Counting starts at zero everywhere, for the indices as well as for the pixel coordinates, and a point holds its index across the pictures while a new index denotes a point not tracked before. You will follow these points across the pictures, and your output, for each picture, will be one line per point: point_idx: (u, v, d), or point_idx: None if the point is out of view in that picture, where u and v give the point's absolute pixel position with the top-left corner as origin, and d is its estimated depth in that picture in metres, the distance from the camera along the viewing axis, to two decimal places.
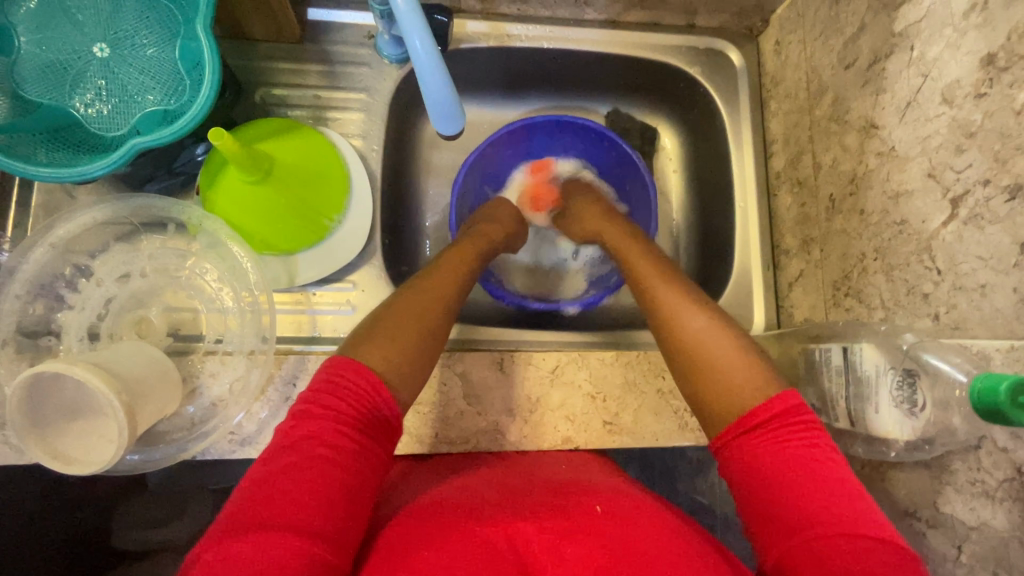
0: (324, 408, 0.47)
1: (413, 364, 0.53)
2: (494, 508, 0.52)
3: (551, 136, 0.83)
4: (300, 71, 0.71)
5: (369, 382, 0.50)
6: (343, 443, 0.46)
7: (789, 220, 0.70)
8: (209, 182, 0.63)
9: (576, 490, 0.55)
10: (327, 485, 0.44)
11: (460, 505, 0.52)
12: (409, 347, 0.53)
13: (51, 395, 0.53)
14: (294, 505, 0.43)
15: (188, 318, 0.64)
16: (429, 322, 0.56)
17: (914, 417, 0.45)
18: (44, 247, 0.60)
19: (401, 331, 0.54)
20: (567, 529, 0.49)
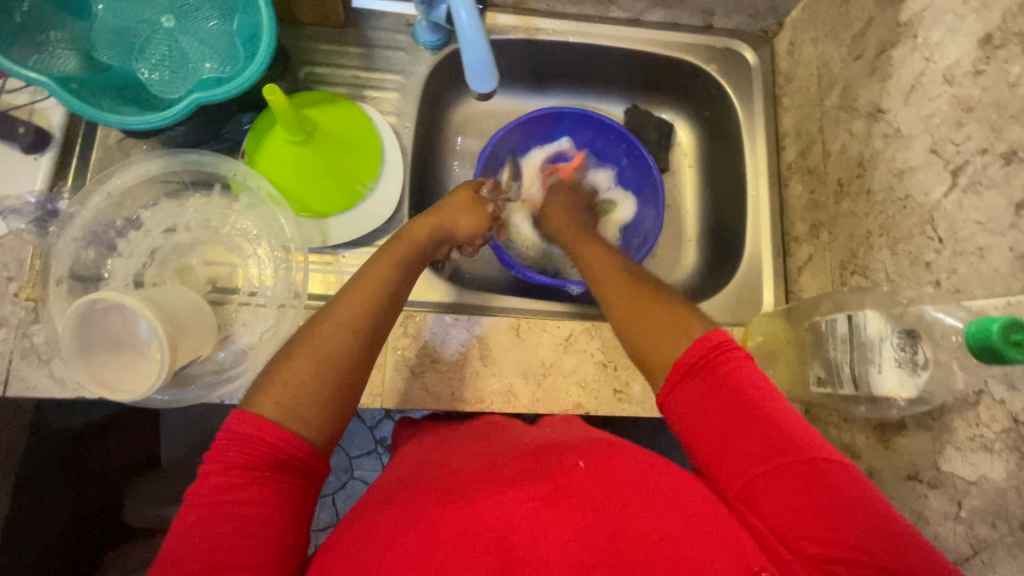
0: (223, 467, 0.44)
1: (325, 399, 0.49)
2: (435, 495, 0.46)
3: (575, 130, 0.87)
4: (342, 53, 0.77)
5: (264, 433, 0.46)
6: (240, 492, 0.43)
7: (798, 207, 0.73)
8: (254, 144, 0.68)
9: (556, 450, 0.49)
10: (243, 530, 0.42)
11: (401, 496, 0.47)
12: (307, 383, 0.49)
13: (100, 326, 0.57)
14: (221, 550, 0.41)
15: (226, 272, 0.68)
16: (334, 357, 0.51)
17: (915, 375, 0.47)
18: (101, 196, 0.66)
19: (302, 365, 0.50)
20: (546, 495, 0.43)
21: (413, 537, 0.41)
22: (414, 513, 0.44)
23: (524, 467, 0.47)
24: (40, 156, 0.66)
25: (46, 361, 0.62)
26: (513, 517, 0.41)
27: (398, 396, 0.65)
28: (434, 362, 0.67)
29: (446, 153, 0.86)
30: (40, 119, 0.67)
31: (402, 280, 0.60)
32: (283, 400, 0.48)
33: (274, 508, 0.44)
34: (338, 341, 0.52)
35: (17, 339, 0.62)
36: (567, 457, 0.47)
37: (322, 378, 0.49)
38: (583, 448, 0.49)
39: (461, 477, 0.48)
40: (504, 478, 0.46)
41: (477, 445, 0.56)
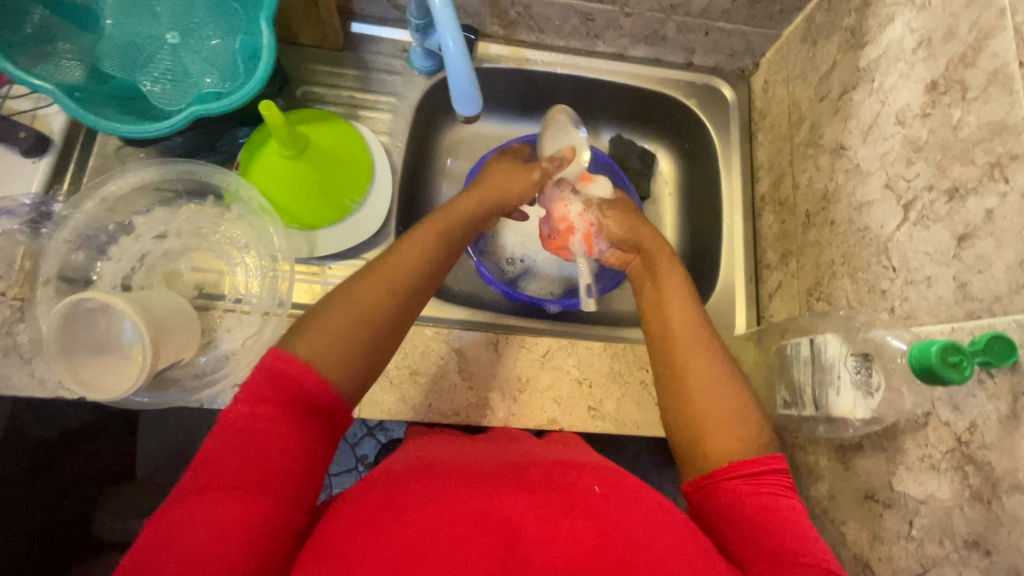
0: (255, 398, 0.46)
1: (361, 352, 0.51)
2: (461, 478, 0.49)
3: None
4: (339, 74, 0.80)
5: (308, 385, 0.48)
6: (270, 424, 0.46)
7: (771, 236, 0.77)
8: (249, 157, 0.71)
9: (577, 470, 0.52)
10: (267, 459, 0.45)
11: (425, 476, 0.49)
12: (344, 334, 0.50)
13: (84, 326, 0.58)
14: (238, 473, 0.44)
15: (213, 278, 0.69)
16: (375, 316, 0.52)
17: (869, 397, 0.49)
18: (94, 201, 0.68)
19: (340, 316, 0.51)
20: (564, 504, 0.46)
21: (440, 509, 0.44)
22: (444, 487, 0.47)
23: (551, 478, 0.50)
24: (38, 161, 0.68)
25: (28, 359, 0.64)
26: (531, 512, 0.44)
27: (376, 406, 0.67)
28: (413, 374, 0.68)
29: (435, 172, 0.89)
30: (41, 124, 0.69)
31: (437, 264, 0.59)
32: (325, 350, 0.49)
33: (297, 457, 0.46)
34: (377, 303, 0.53)
35: (1, 338, 0.64)
36: (586, 481, 0.49)
37: (360, 335, 0.51)
38: (602, 473, 0.52)
39: (488, 467, 0.51)
40: (530, 479, 0.49)
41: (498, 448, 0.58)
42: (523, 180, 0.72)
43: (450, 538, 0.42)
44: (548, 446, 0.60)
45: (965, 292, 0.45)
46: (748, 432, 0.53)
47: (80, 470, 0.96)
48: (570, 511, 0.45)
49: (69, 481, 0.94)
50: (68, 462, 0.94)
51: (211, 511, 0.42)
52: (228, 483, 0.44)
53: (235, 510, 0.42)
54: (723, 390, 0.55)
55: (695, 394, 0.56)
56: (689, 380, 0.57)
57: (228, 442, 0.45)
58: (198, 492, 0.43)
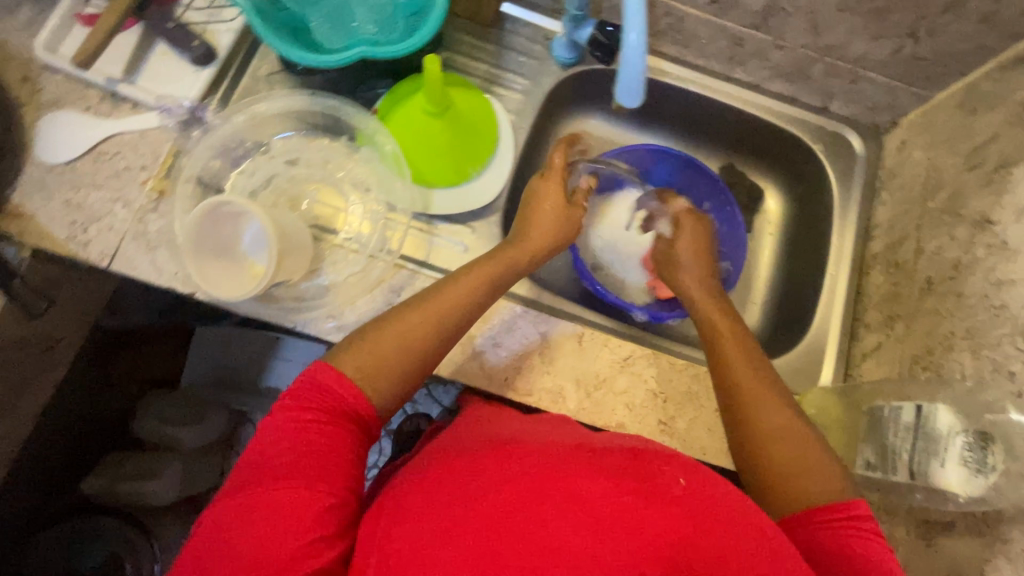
0: (298, 401, 0.51)
1: (397, 377, 0.55)
2: (541, 452, 0.49)
3: (673, 175, 0.91)
4: (480, 47, 0.82)
5: (343, 398, 0.52)
6: (317, 426, 0.50)
7: (876, 296, 0.75)
8: (390, 104, 0.74)
9: (657, 456, 0.49)
10: (316, 454, 0.48)
11: (504, 450, 0.50)
12: (382, 356, 0.54)
13: (216, 228, 0.62)
14: (292, 464, 0.48)
15: (329, 212, 0.72)
16: (414, 343, 0.56)
17: (981, 476, 0.48)
18: (243, 115, 0.72)
19: (384, 343, 0.55)
20: (647, 494, 0.44)
21: (508, 497, 0.44)
22: (525, 463, 0.47)
23: (630, 463, 0.47)
24: (201, 70, 0.73)
25: (154, 247, 0.69)
26: (614, 499, 0.43)
27: (456, 368, 0.68)
28: (496, 346, 0.69)
29: (546, 161, 0.91)
30: (211, 38, 0.74)
31: (489, 293, 0.62)
32: (363, 369, 0.53)
33: (338, 451, 0.49)
34: (416, 328, 0.57)
35: (134, 223, 0.69)
36: (669, 471, 0.47)
37: (397, 361, 0.55)
38: (682, 463, 0.48)
39: (561, 444, 0.51)
40: (603, 458, 0.47)
41: (567, 430, 0.57)
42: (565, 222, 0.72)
43: (539, 518, 0.42)
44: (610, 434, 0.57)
45: None
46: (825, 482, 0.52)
47: (124, 372, 1.11)
48: (651, 504, 0.43)
49: None
50: (130, 356, 1.11)
51: (267, 499, 0.46)
52: (284, 475, 0.47)
53: (296, 498, 0.46)
54: (797, 442, 0.55)
55: (763, 449, 0.55)
56: (755, 433, 0.56)
57: (278, 443, 0.49)
58: (253, 487, 0.47)
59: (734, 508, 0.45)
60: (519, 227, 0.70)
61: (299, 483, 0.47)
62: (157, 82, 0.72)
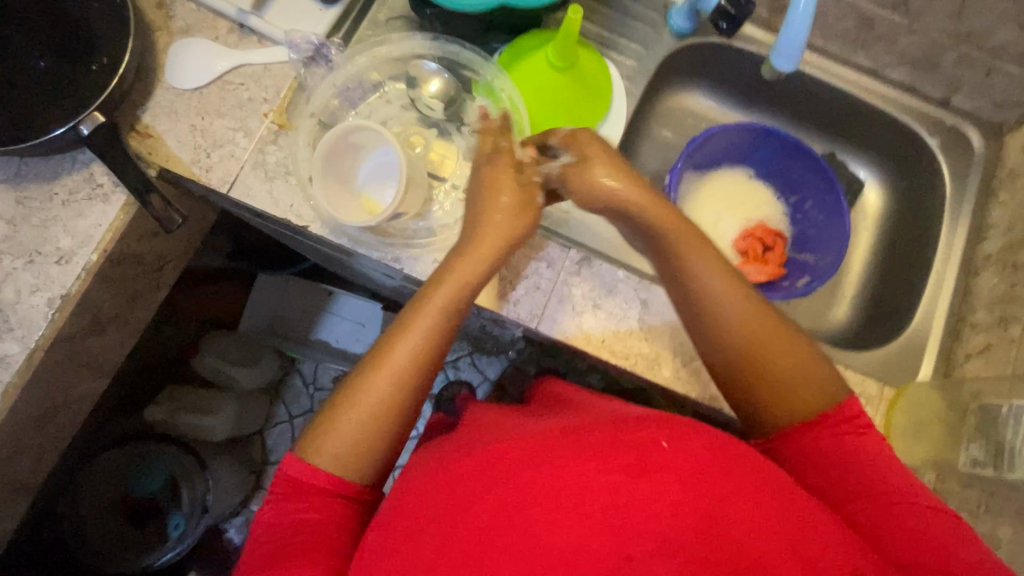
0: (276, 499, 0.53)
1: (368, 445, 0.54)
2: (518, 449, 0.49)
3: (782, 153, 0.87)
4: (596, 8, 0.81)
5: (323, 482, 0.53)
6: (303, 507, 0.53)
7: (986, 297, 0.73)
8: (510, 57, 0.74)
9: (635, 422, 0.49)
10: (310, 533, 0.51)
11: (483, 453, 0.50)
12: (350, 435, 0.54)
13: (339, 157, 0.66)
14: (292, 545, 0.50)
15: (440, 160, 0.73)
16: (377, 407, 0.55)
17: None
18: (367, 55, 0.74)
19: (347, 421, 0.54)
20: (631, 466, 0.44)
21: (491, 502, 0.45)
22: (502, 467, 0.47)
23: (605, 438, 0.47)
24: (328, 9, 0.74)
25: (273, 177, 0.70)
26: (597, 483, 0.44)
27: (555, 324, 0.69)
28: (596, 308, 0.69)
29: (643, 133, 0.91)
30: None
31: (446, 326, 0.59)
32: (340, 455, 0.54)
33: (329, 518, 0.52)
34: (375, 401, 0.55)
35: (254, 152, 0.70)
36: (650, 434, 0.47)
37: (367, 430, 0.54)
38: (662, 422, 0.49)
39: (538, 435, 0.51)
40: (580, 442, 0.47)
41: (553, 418, 0.57)
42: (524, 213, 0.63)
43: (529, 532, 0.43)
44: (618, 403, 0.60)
45: None
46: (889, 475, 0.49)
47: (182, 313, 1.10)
48: (634, 475, 0.44)
49: (184, 308, 1.10)
50: (187, 296, 1.09)
51: None
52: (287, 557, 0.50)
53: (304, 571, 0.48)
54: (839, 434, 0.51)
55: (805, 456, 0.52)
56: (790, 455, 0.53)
57: (275, 537, 0.52)
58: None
59: (729, 464, 0.45)
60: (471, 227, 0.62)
61: (300, 559, 0.49)
62: (284, 15, 0.73)
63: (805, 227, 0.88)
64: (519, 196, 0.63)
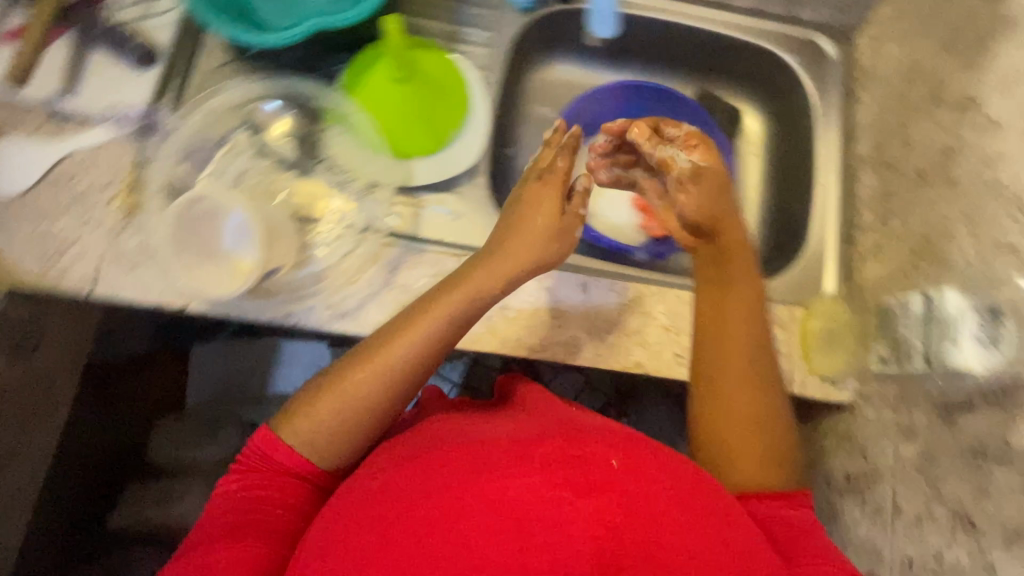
0: (245, 467, 0.53)
1: (349, 434, 0.54)
2: (465, 455, 0.44)
3: (658, 100, 0.87)
4: (435, 5, 0.79)
5: (289, 463, 0.53)
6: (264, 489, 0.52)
7: (868, 198, 0.75)
8: (353, 77, 0.71)
9: (588, 434, 0.45)
10: (264, 517, 0.50)
11: (427, 461, 0.46)
12: (323, 429, 0.53)
13: (195, 229, 0.62)
14: (236, 525, 0.49)
15: (309, 201, 0.68)
16: (364, 400, 0.54)
17: (995, 350, 0.50)
18: (200, 113, 0.69)
19: (332, 403, 0.54)
20: (573, 483, 0.40)
21: (422, 515, 0.41)
22: (442, 474, 0.43)
23: (557, 446, 0.42)
24: (147, 72, 0.69)
25: (137, 265, 0.64)
26: (531, 498, 0.39)
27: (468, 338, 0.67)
28: (505, 309, 0.68)
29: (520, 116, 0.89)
30: (151, 37, 0.70)
31: (438, 339, 0.56)
32: (316, 441, 0.53)
33: (281, 509, 0.51)
34: (354, 394, 0.54)
35: (109, 243, 0.64)
36: (605, 450, 0.42)
37: (354, 420, 0.54)
38: (623, 440, 0.44)
39: (489, 440, 0.46)
40: (531, 451, 0.43)
41: (508, 424, 0.53)
42: (537, 238, 0.59)
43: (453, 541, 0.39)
44: (583, 415, 0.55)
45: None
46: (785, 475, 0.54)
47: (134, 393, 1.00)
48: (580, 493, 0.39)
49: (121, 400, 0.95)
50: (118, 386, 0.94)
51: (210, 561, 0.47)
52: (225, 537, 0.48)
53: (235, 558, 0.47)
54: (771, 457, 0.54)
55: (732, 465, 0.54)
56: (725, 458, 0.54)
57: (226, 512, 0.51)
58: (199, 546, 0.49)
59: (678, 489, 0.41)
60: (499, 232, 0.60)
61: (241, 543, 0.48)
62: (103, 95, 0.68)
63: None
64: (558, 223, 0.60)
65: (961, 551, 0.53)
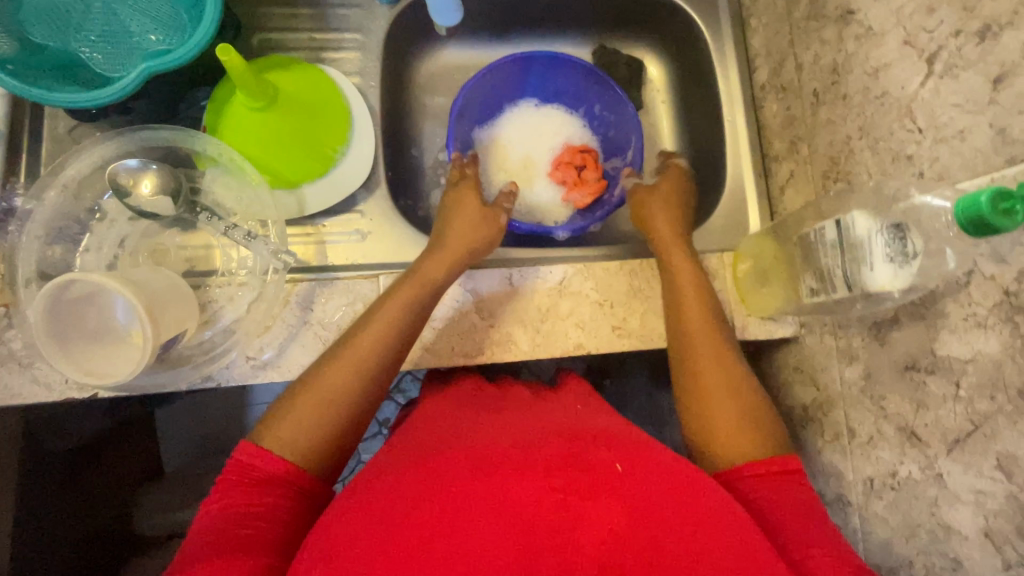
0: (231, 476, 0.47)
1: (330, 440, 0.51)
2: (474, 459, 0.45)
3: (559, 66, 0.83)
4: (294, 15, 0.73)
5: (273, 467, 0.48)
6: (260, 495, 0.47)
7: (775, 127, 0.73)
8: (216, 115, 0.66)
9: (591, 441, 0.47)
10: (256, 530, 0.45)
11: (435, 462, 0.46)
12: (318, 428, 0.51)
13: (75, 314, 0.54)
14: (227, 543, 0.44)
15: (203, 254, 0.65)
16: (341, 400, 0.53)
17: (907, 266, 0.47)
18: (56, 190, 0.62)
19: (307, 407, 0.51)
20: (581, 485, 0.42)
21: (428, 515, 0.41)
22: (452, 476, 0.44)
23: (560, 453, 0.45)
24: None
25: (28, 365, 0.59)
26: (541, 499, 0.41)
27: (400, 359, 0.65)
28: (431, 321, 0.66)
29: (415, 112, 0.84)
30: None
31: (411, 322, 0.58)
32: (301, 446, 0.50)
33: (270, 522, 0.46)
34: (343, 386, 0.53)
35: None
36: (607, 454, 0.45)
37: (336, 419, 0.52)
38: (623, 445, 0.47)
39: (492, 445, 0.47)
40: (538, 456, 0.45)
41: (502, 422, 0.55)
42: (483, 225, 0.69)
43: (467, 538, 0.39)
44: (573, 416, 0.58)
45: (1004, 137, 0.43)
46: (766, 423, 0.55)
47: (102, 472, 0.90)
48: (585, 493, 0.41)
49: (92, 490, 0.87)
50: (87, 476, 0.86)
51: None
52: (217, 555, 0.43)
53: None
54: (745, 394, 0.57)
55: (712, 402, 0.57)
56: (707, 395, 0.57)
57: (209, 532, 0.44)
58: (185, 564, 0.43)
59: (676, 482, 0.44)
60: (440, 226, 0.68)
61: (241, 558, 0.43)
62: None
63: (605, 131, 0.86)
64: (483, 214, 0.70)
65: (912, 466, 0.53)
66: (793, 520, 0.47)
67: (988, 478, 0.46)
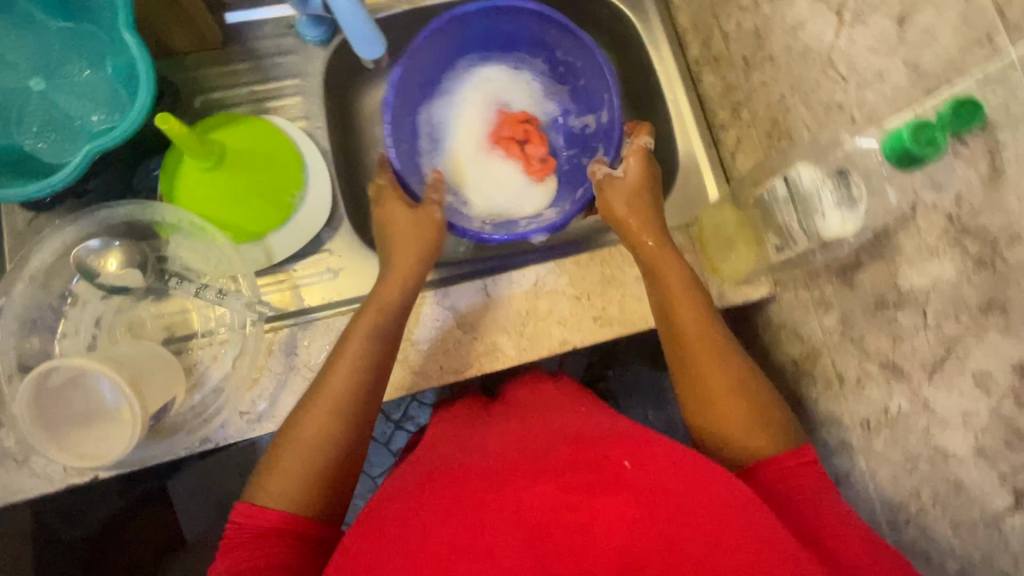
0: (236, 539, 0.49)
1: (323, 482, 0.52)
2: (481, 473, 0.46)
3: (491, 36, 0.76)
4: (232, 72, 0.75)
5: (268, 524, 0.49)
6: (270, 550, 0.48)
7: (716, 97, 0.75)
8: (170, 182, 0.67)
9: (597, 439, 0.47)
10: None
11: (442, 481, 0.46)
12: (311, 476, 0.51)
13: (60, 401, 0.54)
14: None
15: (180, 319, 0.65)
16: (330, 443, 0.53)
17: (854, 209, 0.50)
18: (23, 283, 0.62)
19: (291, 457, 0.52)
20: (591, 486, 0.42)
21: (441, 538, 0.41)
22: (460, 493, 0.44)
23: (566, 456, 0.45)
24: None
25: (24, 461, 0.58)
26: (554, 505, 0.41)
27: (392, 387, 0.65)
28: (415, 344, 0.66)
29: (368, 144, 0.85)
30: None
31: (380, 349, 0.58)
32: (296, 497, 0.51)
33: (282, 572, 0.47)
34: (323, 429, 0.53)
35: None
36: (614, 450, 0.45)
37: (325, 466, 0.52)
38: (628, 438, 0.47)
39: (497, 458, 0.48)
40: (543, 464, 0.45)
41: (503, 434, 0.55)
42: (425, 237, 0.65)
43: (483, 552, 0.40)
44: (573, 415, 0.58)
45: (919, 72, 0.45)
46: (774, 425, 0.54)
47: None
48: (596, 493, 0.41)
49: None
50: None
51: None
52: None
53: None
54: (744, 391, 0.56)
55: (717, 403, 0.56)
56: (710, 396, 0.56)
57: None
58: None
59: (685, 469, 0.44)
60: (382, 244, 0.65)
61: None
62: None
63: (562, 104, 0.80)
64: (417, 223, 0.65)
65: (900, 400, 0.54)
66: (816, 511, 0.47)
67: (969, 396, 0.47)
